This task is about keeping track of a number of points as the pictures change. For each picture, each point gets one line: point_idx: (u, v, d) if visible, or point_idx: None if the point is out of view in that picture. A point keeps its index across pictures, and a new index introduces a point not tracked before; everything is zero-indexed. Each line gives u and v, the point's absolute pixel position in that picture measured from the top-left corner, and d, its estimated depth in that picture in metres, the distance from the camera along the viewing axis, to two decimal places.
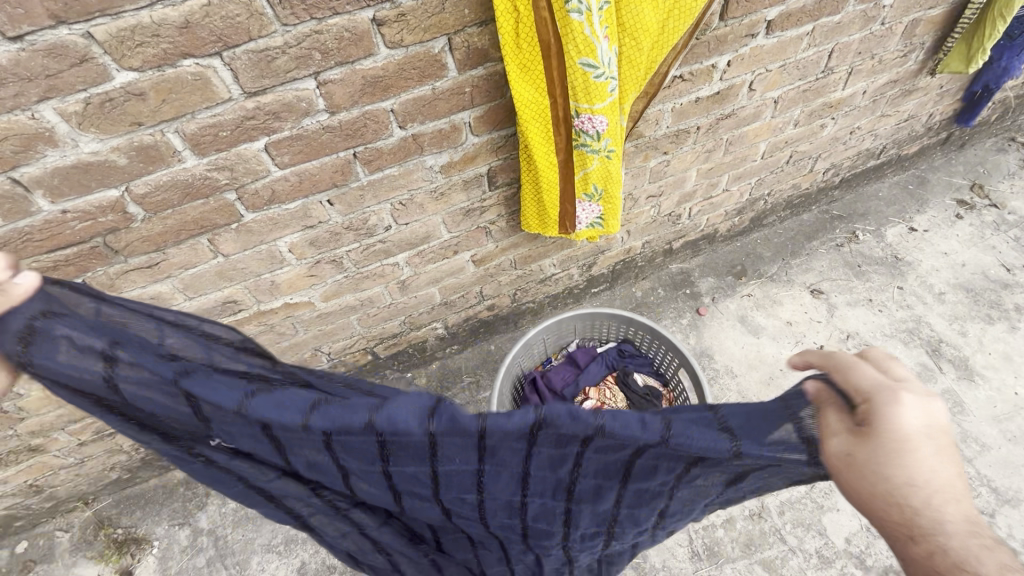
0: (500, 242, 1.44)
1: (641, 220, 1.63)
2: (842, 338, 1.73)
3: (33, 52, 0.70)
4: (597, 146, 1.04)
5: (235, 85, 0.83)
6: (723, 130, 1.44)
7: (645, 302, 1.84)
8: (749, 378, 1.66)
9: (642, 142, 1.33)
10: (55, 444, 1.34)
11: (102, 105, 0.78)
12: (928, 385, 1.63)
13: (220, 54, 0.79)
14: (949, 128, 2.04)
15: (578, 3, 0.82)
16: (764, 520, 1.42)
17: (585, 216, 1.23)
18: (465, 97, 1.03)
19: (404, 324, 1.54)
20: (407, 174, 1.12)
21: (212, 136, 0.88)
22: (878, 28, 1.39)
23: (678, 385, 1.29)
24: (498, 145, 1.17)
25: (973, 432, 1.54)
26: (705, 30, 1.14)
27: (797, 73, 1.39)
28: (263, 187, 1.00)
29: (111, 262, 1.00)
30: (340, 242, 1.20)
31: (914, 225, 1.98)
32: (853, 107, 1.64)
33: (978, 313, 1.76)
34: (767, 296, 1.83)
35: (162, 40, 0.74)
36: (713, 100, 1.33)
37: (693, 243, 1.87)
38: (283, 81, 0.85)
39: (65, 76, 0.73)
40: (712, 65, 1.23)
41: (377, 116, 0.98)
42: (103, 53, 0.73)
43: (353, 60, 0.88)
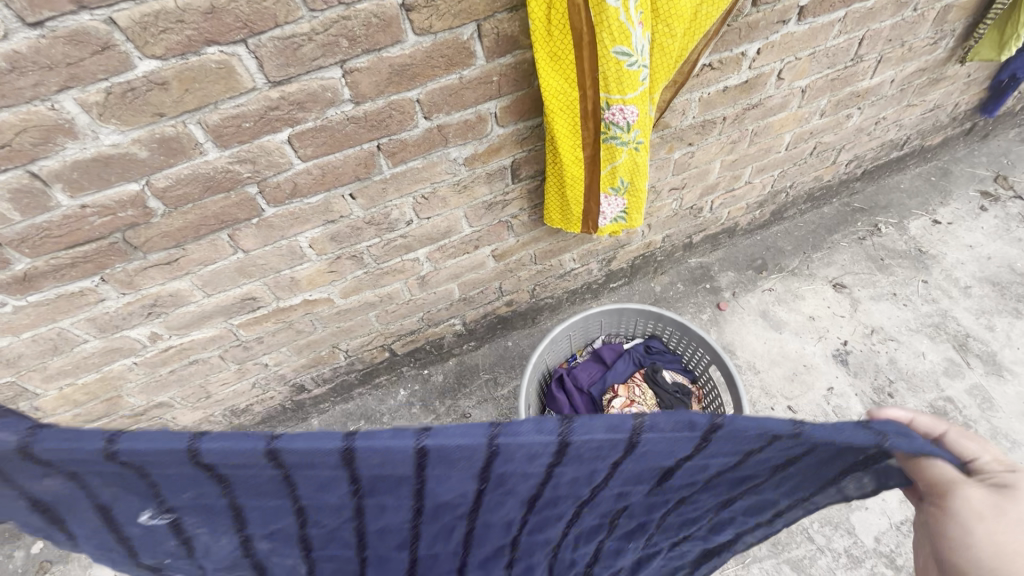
0: (521, 237, 1.41)
1: (663, 213, 1.59)
2: (866, 333, 1.70)
3: (54, 39, 0.67)
4: (626, 137, 1.01)
5: (260, 75, 0.80)
6: (748, 121, 1.41)
7: (665, 297, 1.81)
8: (772, 374, 1.63)
9: (668, 133, 1.30)
10: None
11: (122, 95, 0.75)
12: (955, 381, 1.59)
13: (246, 41, 0.76)
14: (973, 118, 1.99)
15: None
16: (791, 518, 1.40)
17: (610, 211, 1.20)
18: (493, 86, 1.00)
19: (422, 321, 1.52)
20: (431, 167, 1.09)
21: (235, 127, 0.85)
22: (909, 14, 1.35)
23: (707, 381, 1.28)
24: (522, 137, 1.14)
25: (1003, 428, 1.51)
26: (737, 16, 1.10)
27: (826, 61, 1.35)
28: (285, 180, 0.97)
29: (130, 259, 0.97)
30: (361, 237, 1.17)
31: (937, 217, 1.94)
32: (880, 96, 1.60)
33: (1005, 307, 1.73)
34: (788, 291, 1.80)
35: (187, 26, 0.71)
36: (741, 89, 1.29)
37: (714, 236, 1.83)
38: (308, 70, 0.82)
39: (86, 64, 0.70)
40: (741, 52, 1.19)
41: (402, 106, 0.95)
42: (126, 40, 0.70)
43: (381, 48, 0.84)
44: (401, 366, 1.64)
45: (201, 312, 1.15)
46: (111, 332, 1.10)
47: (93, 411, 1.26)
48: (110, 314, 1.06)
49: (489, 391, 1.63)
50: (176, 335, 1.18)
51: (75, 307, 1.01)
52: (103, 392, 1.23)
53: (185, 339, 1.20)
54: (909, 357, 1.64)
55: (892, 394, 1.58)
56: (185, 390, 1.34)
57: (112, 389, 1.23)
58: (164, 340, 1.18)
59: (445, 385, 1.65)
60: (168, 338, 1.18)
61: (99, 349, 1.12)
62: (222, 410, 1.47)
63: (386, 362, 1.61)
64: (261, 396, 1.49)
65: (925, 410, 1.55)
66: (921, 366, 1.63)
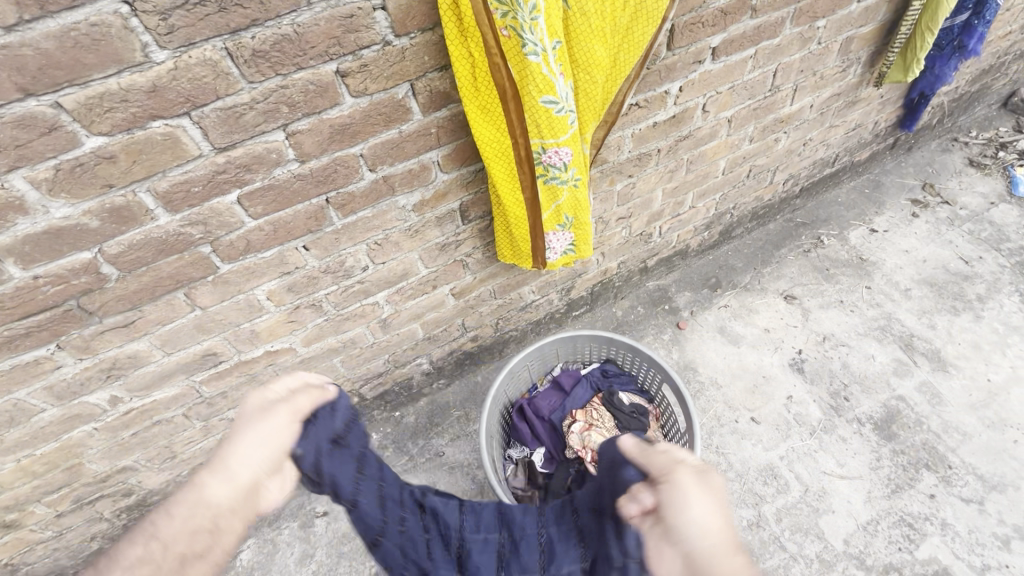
0: (477, 274, 1.47)
1: (614, 241, 1.67)
2: (819, 341, 1.78)
3: (2, 124, 0.71)
4: (565, 176, 1.08)
5: (205, 142, 0.85)
6: (682, 151, 1.51)
7: (626, 321, 1.87)
8: (733, 388, 1.68)
9: (607, 167, 1.38)
10: (31, 517, 1.29)
11: (71, 171, 0.79)
12: (905, 379, 1.67)
13: (189, 113, 0.81)
14: (895, 133, 2.15)
15: (535, 46, 0.87)
16: (762, 529, 1.43)
17: (559, 245, 1.26)
18: (432, 137, 1.07)
19: (388, 363, 1.54)
20: (381, 215, 1.15)
21: (184, 192, 0.90)
22: (815, 47, 1.48)
23: (663, 399, 1.34)
24: (467, 181, 1.21)
25: (953, 421, 1.58)
26: (655, 60, 1.20)
27: (746, 93, 1.47)
28: (238, 239, 1.01)
29: (86, 324, 0.99)
30: (318, 286, 1.20)
31: (874, 226, 2.07)
32: (803, 120, 1.73)
33: (943, 306, 1.83)
34: (743, 306, 1.88)
35: (131, 104, 0.76)
36: (669, 123, 1.39)
37: (667, 259, 1.91)
38: (252, 135, 0.88)
39: (34, 145, 0.75)
40: (664, 91, 1.30)
41: (347, 162, 1.01)
42: (72, 120, 0.74)
43: (320, 111, 0.91)
44: (371, 410, 1.65)
45: (162, 371, 1.16)
46: (70, 398, 1.10)
47: (53, 482, 1.24)
48: (68, 381, 1.06)
49: (461, 428, 1.65)
50: (137, 397, 1.18)
51: (31, 377, 1.02)
52: (63, 461, 1.21)
53: (146, 400, 1.21)
54: (860, 360, 1.72)
55: (848, 397, 1.65)
56: (150, 451, 1.33)
57: (72, 457, 1.21)
58: (125, 403, 1.18)
59: (417, 426, 1.67)
60: (130, 401, 1.18)
61: (58, 417, 1.12)
62: (190, 470, 1.46)
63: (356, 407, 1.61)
64: None
65: (879, 409, 1.62)
66: (872, 367, 1.70)
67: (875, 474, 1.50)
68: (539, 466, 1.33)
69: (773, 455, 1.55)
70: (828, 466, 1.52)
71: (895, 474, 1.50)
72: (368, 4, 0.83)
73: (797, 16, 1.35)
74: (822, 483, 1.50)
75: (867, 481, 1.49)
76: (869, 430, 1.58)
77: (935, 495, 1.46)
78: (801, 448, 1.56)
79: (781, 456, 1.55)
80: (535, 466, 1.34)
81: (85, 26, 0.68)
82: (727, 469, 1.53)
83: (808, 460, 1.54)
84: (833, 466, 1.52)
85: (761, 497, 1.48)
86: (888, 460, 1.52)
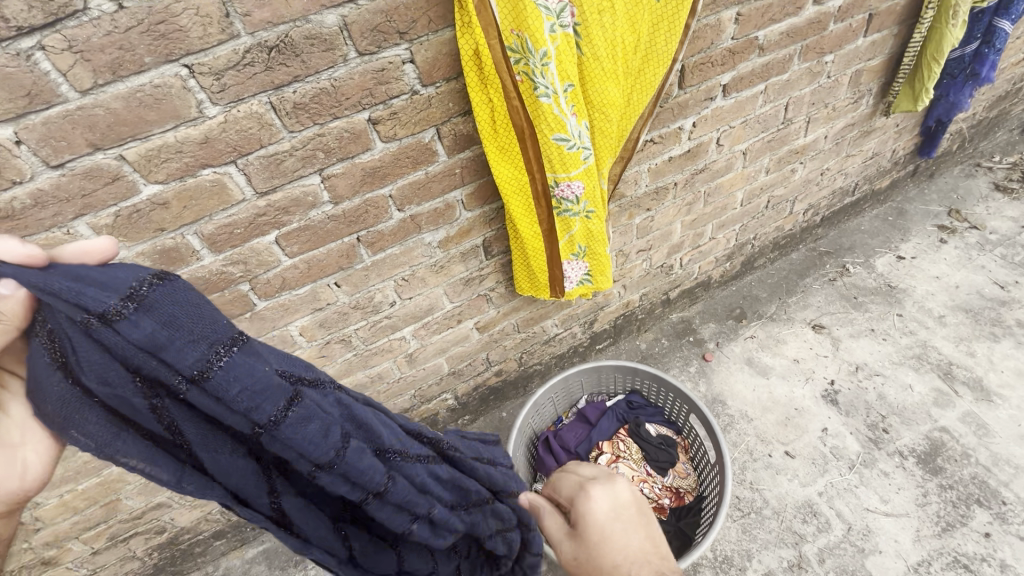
0: (501, 307, 1.50)
1: (635, 273, 1.69)
2: (851, 371, 1.73)
3: (72, 176, 0.79)
4: (577, 209, 1.13)
5: (248, 187, 0.92)
6: (699, 183, 1.54)
7: (651, 353, 1.86)
8: (765, 421, 1.64)
9: (625, 202, 1.42)
10: (68, 555, 1.32)
11: (128, 217, 0.86)
12: (947, 410, 1.60)
13: (235, 162, 0.88)
14: (914, 160, 2.15)
15: (546, 88, 0.93)
16: (805, 570, 1.36)
17: (575, 274, 1.29)
18: (456, 177, 1.13)
19: (415, 398, 1.56)
20: (408, 252, 1.20)
21: (227, 234, 0.96)
22: (825, 81, 1.52)
23: (691, 432, 1.33)
24: (490, 218, 1.26)
25: (1003, 454, 1.50)
26: (668, 98, 1.25)
27: (759, 126, 1.51)
28: (275, 276, 1.07)
29: None
30: (347, 321, 1.25)
31: (901, 253, 2.04)
32: (818, 151, 1.76)
33: (982, 332, 1.77)
34: (770, 336, 1.85)
35: (185, 155, 0.84)
36: (685, 157, 1.43)
37: (689, 291, 1.91)
38: (291, 179, 0.95)
39: (99, 194, 0.82)
40: (678, 127, 1.34)
41: (377, 203, 1.07)
42: (133, 171, 0.82)
43: (353, 155, 0.98)
44: None
45: None
46: None
47: (91, 518, 1.28)
48: None
49: None
50: None
51: None
52: (102, 497, 1.25)
53: None
54: (897, 391, 1.66)
55: (887, 429, 1.58)
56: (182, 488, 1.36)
57: (110, 493, 1.25)
58: None
59: None
60: None
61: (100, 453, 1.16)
62: (220, 506, 1.48)
63: None
64: None
65: (922, 442, 1.55)
66: (910, 398, 1.64)
67: (923, 511, 1.43)
68: None
69: (811, 491, 1.49)
70: (872, 502, 1.45)
71: (945, 511, 1.42)
72: (398, 59, 0.90)
73: (805, 52, 1.39)
74: (866, 521, 1.43)
75: (914, 518, 1.42)
76: (912, 464, 1.51)
77: (991, 534, 1.37)
78: (840, 483, 1.50)
79: (819, 492, 1.48)
80: None
81: (150, 87, 0.76)
82: (763, 507, 1.47)
83: (849, 496, 1.47)
84: (876, 503, 1.45)
85: (801, 536, 1.41)
86: (935, 496, 1.45)
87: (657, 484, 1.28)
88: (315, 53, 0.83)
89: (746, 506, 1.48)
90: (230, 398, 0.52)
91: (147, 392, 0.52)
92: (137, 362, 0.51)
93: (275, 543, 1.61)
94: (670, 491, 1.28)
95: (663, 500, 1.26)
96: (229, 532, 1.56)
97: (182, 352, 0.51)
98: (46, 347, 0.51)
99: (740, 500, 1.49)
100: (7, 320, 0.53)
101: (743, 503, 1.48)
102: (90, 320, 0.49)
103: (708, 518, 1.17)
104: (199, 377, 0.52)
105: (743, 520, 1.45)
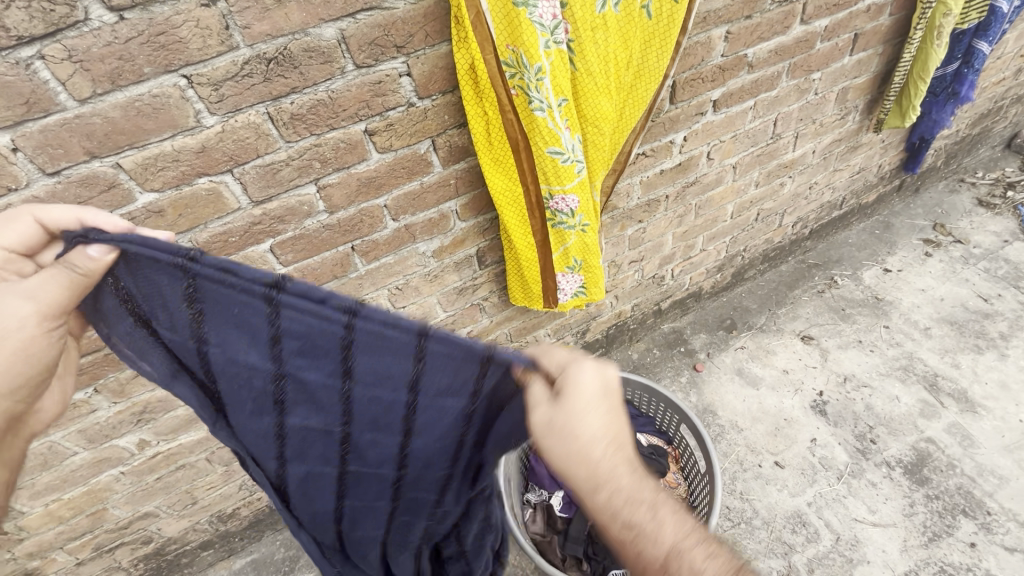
0: (494, 317, 1.51)
1: (627, 284, 1.70)
2: (840, 382, 1.75)
3: (68, 183, 0.79)
4: (572, 221, 1.14)
5: (244, 196, 0.93)
6: (690, 196, 1.57)
7: (643, 363, 1.87)
8: (755, 431, 1.65)
9: (618, 214, 1.44)
10: (52, 565, 1.31)
11: None
12: (932, 420, 1.63)
13: (231, 170, 0.89)
14: (900, 175, 2.20)
15: (541, 102, 0.94)
16: None
17: (569, 286, 1.30)
18: (451, 188, 1.14)
19: None
20: (402, 261, 1.21)
21: (222, 242, 0.97)
22: (813, 97, 1.56)
23: (683, 441, 1.34)
24: (484, 228, 1.27)
25: (988, 464, 1.52)
26: (660, 113, 1.28)
27: (749, 141, 1.54)
28: None
29: (122, 367, 1.04)
30: None
31: (888, 266, 2.08)
32: (806, 165, 1.79)
33: (966, 344, 1.80)
34: (760, 347, 1.87)
35: (182, 163, 0.84)
36: (676, 170, 1.46)
37: (681, 302, 1.93)
38: (287, 188, 0.96)
39: (94, 202, 0.82)
40: (670, 141, 1.37)
41: (372, 212, 1.08)
42: (129, 179, 0.82)
43: (349, 165, 0.99)
44: None
45: (190, 414, 1.21)
46: (101, 442, 1.14)
47: (77, 528, 1.26)
48: (100, 424, 1.10)
49: None
50: (164, 440, 1.22)
51: (66, 420, 1.06)
52: (88, 506, 1.23)
53: (173, 443, 1.25)
54: (884, 402, 1.68)
55: (874, 439, 1.60)
56: (170, 497, 1.35)
57: (97, 502, 1.24)
58: (152, 446, 1.22)
59: None
60: (156, 444, 1.22)
61: (87, 461, 1.15)
62: (209, 517, 1.47)
63: None
64: (247, 498, 1.50)
65: (909, 452, 1.57)
66: (897, 409, 1.66)
67: (910, 521, 1.44)
68: (560, 511, 1.33)
69: (800, 501, 1.50)
70: (859, 512, 1.47)
71: (931, 522, 1.44)
72: (395, 72, 0.91)
73: (793, 69, 1.43)
74: (854, 531, 1.44)
75: (902, 528, 1.43)
76: (899, 474, 1.53)
77: (976, 544, 1.39)
78: (829, 493, 1.51)
79: (808, 502, 1.50)
80: (555, 511, 1.34)
81: (148, 97, 0.76)
82: (753, 517, 1.48)
83: (838, 507, 1.48)
84: (864, 513, 1.47)
85: (791, 547, 1.42)
86: (922, 506, 1.46)
87: None
88: (313, 65, 0.84)
89: (736, 516, 1.49)
90: (294, 322, 0.60)
91: (243, 338, 0.62)
92: (227, 299, 0.59)
93: (264, 553, 1.59)
94: None
95: None
96: (216, 543, 1.54)
97: (253, 293, 0.58)
98: (156, 305, 0.60)
99: (730, 510, 1.50)
100: (90, 277, 0.58)
101: (733, 513, 1.49)
102: (182, 262, 0.57)
103: (700, 526, 1.17)
104: (276, 325, 0.61)
105: (733, 531, 1.46)
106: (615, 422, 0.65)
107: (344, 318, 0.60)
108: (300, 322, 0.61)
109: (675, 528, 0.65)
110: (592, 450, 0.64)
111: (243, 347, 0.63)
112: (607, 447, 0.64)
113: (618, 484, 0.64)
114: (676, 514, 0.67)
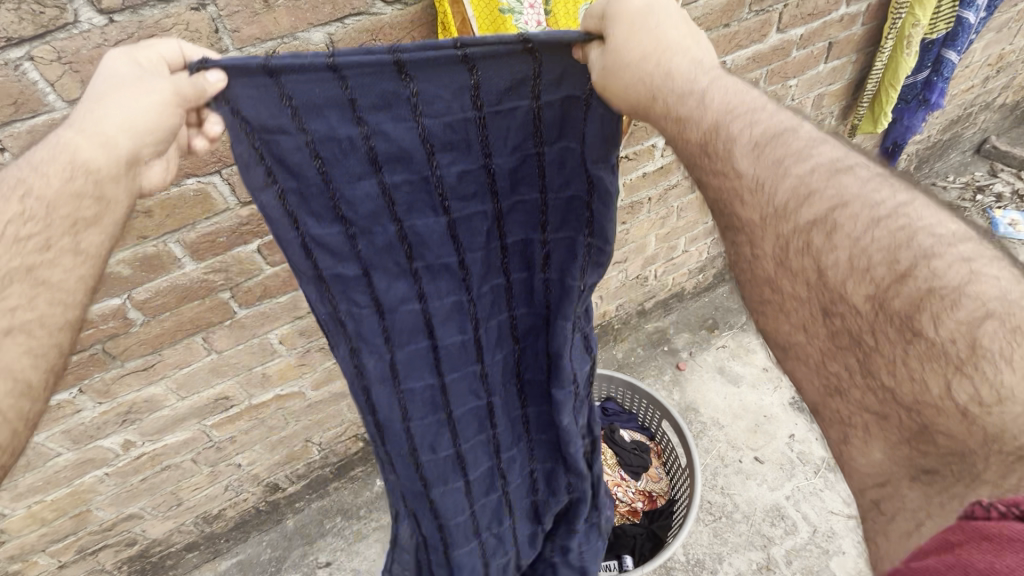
0: None
1: (611, 284, 1.74)
2: None
3: None
4: None
5: (231, 197, 0.95)
6: (672, 198, 1.60)
7: (627, 362, 1.91)
8: (735, 428, 1.70)
9: None
10: (34, 568, 1.30)
11: None
12: None
13: (220, 171, 0.91)
14: None
15: None
16: (772, 572, 1.42)
17: None
18: None
19: None
20: None
21: (210, 243, 0.98)
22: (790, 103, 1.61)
23: (664, 437, 1.37)
24: None
25: None
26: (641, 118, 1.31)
27: None
28: (255, 284, 1.08)
29: (107, 367, 1.04)
30: None
31: None
32: None
33: None
34: (741, 345, 1.92)
35: None
36: (658, 173, 1.50)
37: (664, 301, 1.97)
38: None
39: None
40: (651, 144, 1.40)
41: None
42: None
43: None
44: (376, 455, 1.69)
45: (176, 414, 1.21)
46: (85, 442, 1.13)
47: (60, 530, 1.25)
48: (85, 424, 1.10)
49: None
50: (150, 440, 1.22)
51: (50, 420, 1.05)
52: (71, 507, 1.23)
53: (158, 444, 1.24)
54: None
55: None
56: (155, 498, 1.35)
57: (80, 503, 1.23)
58: (137, 446, 1.22)
59: None
60: (142, 444, 1.22)
61: (72, 461, 1.15)
62: (194, 518, 1.47)
63: (361, 453, 1.66)
64: (234, 499, 1.50)
65: None
66: None
67: None
68: None
69: (779, 495, 1.54)
70: (835, 505, 1.52)
71: None
72: None
73: (770, 76, 1.48)
74: (830, 523, 1.49)
75: None
76: None
77: None
78: (807, 487, 1.56)
79: (786, 496, 1.54)
80: None
81: None
82: (734, 511, 1.52)
83: (815, 500, 1.53)
84: (840, 506, 1.52)
85: (770, 539, 1.47)
86: None
87: (631, 489, 1.35)
88: None
89: (717, 510, 1.53)
90: (373, 107, 0.61)
91: (342, 151, 0.63)
92: (321, 99, 0.59)
93: (251, 553, 1.59)
94: (643, 495, 1.34)
95: (636, 504, 1.33)
96: (202, 544, 1.53)
97: (319, 67, 0.57)
98: (264, 134, 0.60)
99: (712, 505, 1.54)
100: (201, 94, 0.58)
101: (714, 507, 1.53)
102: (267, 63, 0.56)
103: (681, 520, 1.21)
104: (348, 95, 0.60)
105: (715, 524, 1.50)
106: (693, 46, 0.68)
107: (393, 56, 0.58)
108: (361, 82, 0.59)
109: (720, 98, 0.66)
110: (646, 65, 0.64)
111: (312, 132, 0.61)
112: (681, 68, 0.67)
113: (707, 102, 0.66)
114: (721, 83, 0.68)
